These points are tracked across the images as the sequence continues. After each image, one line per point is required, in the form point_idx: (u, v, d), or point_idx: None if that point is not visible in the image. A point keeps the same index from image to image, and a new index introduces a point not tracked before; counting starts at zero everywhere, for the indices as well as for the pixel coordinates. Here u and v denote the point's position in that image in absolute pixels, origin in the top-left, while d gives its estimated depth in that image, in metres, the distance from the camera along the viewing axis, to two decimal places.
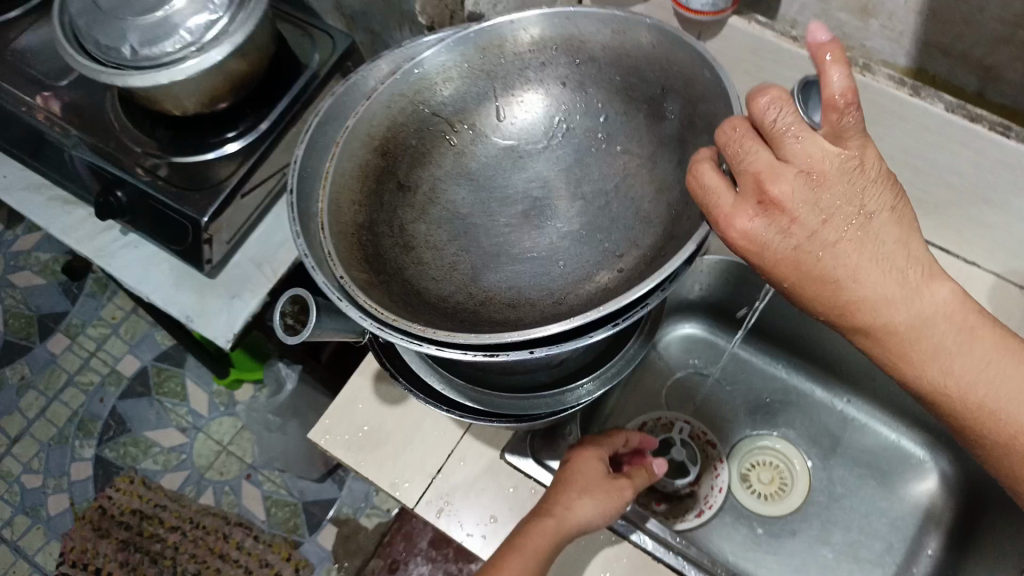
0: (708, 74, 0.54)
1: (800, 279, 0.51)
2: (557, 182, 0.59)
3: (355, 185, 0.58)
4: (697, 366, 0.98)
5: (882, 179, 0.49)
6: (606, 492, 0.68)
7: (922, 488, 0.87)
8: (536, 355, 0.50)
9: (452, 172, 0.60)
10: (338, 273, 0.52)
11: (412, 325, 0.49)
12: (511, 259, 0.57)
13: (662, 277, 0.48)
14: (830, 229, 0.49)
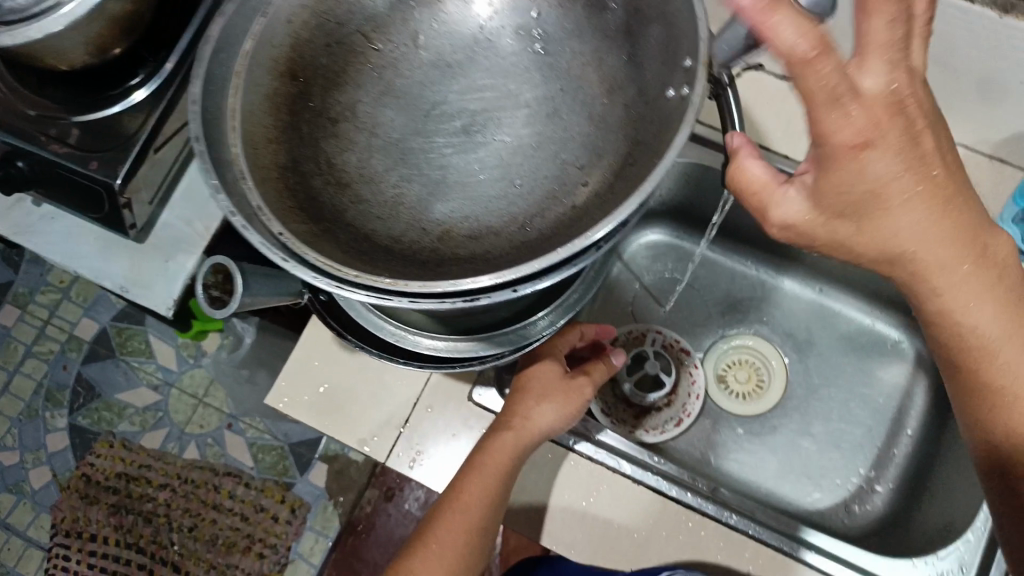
0: None
1: (889, 205, 0.47)
2: (496, 91, 0.53)
3: (268, 119, 0.50)
4: (665, 273, 0.97)
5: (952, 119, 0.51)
6: (566, 393, 0.63)
7: (898, 370, 0.90)
8: (519, 295, 0.46)
9: (374, 94, 0.53)
10: (277, 229, 0.45)
11: (381, 280, 0.43)
12: (459, 185, 0.51)
13: (641, 198, 0.43)
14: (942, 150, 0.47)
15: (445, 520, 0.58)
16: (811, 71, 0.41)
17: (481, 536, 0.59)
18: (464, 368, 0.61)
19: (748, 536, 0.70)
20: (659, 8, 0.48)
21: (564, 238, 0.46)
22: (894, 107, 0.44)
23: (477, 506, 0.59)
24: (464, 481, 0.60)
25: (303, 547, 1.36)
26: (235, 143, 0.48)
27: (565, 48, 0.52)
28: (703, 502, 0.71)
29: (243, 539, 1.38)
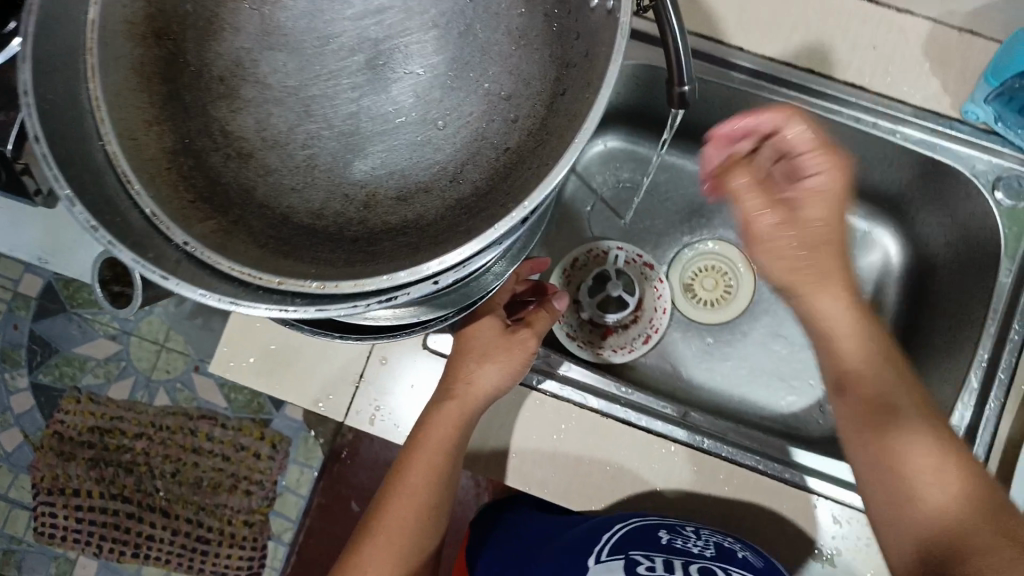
0: None
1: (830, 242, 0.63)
2: (397, 13, 0.45)
3: (142, 95, 0.42)
4: (624, 181, 0.92)
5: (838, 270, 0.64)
6: (505, 350, 0.63)
7: (869, 261, 0.88)
8: (442, 287, 0.39)
9: (258, 35, 0.45)
10: (180, 238, 0.39)
11: (307, 285, 0.37)
12: (377, 136, 0.44)
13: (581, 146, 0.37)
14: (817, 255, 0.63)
15: (394, 496, 0.63)
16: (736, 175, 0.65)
17: (432, 505, 0.63)
18: (406, 336, 0.58)
19: (722, 458, 0.71)
20: None
21: (503, 194, 0.39)
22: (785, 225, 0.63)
23: (424, 481, 0.63)
24: (410, 457, 0.63)
25: (290, 480, 1.23)
26: (105, 138, 0.40)
27: None
28: (675, 430, 0.71)
29: (228, 480, 1.25)
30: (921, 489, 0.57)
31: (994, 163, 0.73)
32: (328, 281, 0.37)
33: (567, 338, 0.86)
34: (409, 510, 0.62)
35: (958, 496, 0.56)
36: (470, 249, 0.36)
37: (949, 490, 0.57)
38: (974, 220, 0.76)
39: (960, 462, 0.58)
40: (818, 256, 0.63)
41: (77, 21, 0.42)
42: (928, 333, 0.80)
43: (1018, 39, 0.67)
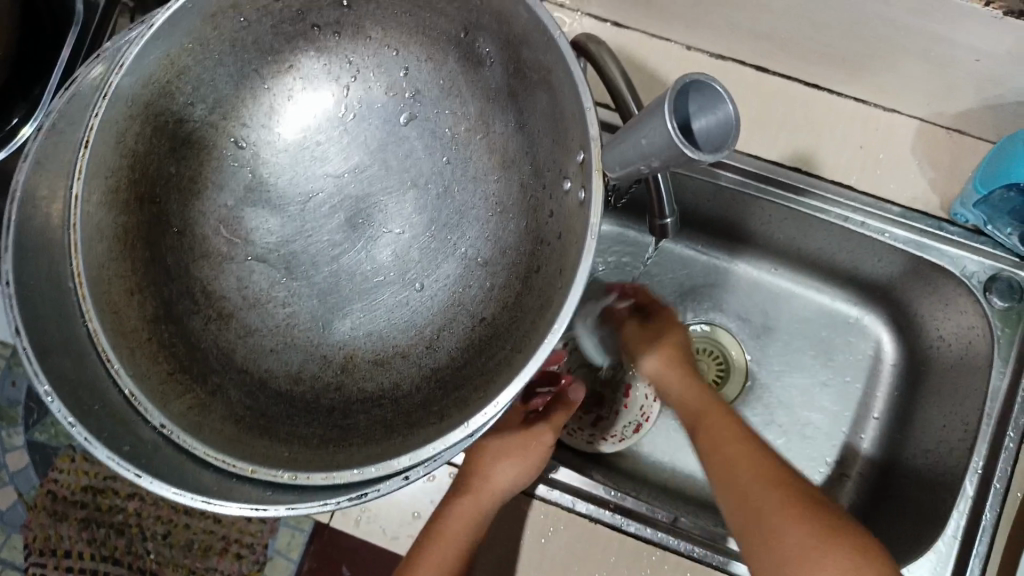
0: (524, 12, 0.38)
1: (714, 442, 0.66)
2: (375, 172, 0.45)
3: (125, 263, 0.42)
4: (621, 264, 0.90)
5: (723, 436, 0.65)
6: (521, 450, 0.65)
7: (864, 348, 0.86)
8: (413, 479, 0.39)
9: (238, 192, 0.45)
10: (157, 420, 0.39)
11: (278, 475, 0.37)
12: (357, 296, 0.44)
13: (552, 346, 0.36)
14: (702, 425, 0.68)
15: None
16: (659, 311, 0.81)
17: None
18: None
19: (711, 566, 0.68)
20: (541, 74, 0.39)
21: (477, 373, 0.39)
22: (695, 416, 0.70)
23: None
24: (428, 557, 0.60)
25: (281, 543, 0.83)
26: (87, 314, 0.40)
27: (442, 110, 0.44)
28: (666, 537, 0.68)
29: (219, 542, 0.84)
30: (768, 538, 0.56)
31: (986, 264, 0.73)
32: (299, 472, 0.37)
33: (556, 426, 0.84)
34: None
35: (804, 534, 0.54)
36: (439, 447, 0.36)
37: (795, 529, 0.55)
38: (966, 319, 0.75)
39: (807, 511, 0.56)
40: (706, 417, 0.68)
41: (60, 191, 0.42)
42: (922, 429, 0.79)
43: (1000, 147, 0.67)
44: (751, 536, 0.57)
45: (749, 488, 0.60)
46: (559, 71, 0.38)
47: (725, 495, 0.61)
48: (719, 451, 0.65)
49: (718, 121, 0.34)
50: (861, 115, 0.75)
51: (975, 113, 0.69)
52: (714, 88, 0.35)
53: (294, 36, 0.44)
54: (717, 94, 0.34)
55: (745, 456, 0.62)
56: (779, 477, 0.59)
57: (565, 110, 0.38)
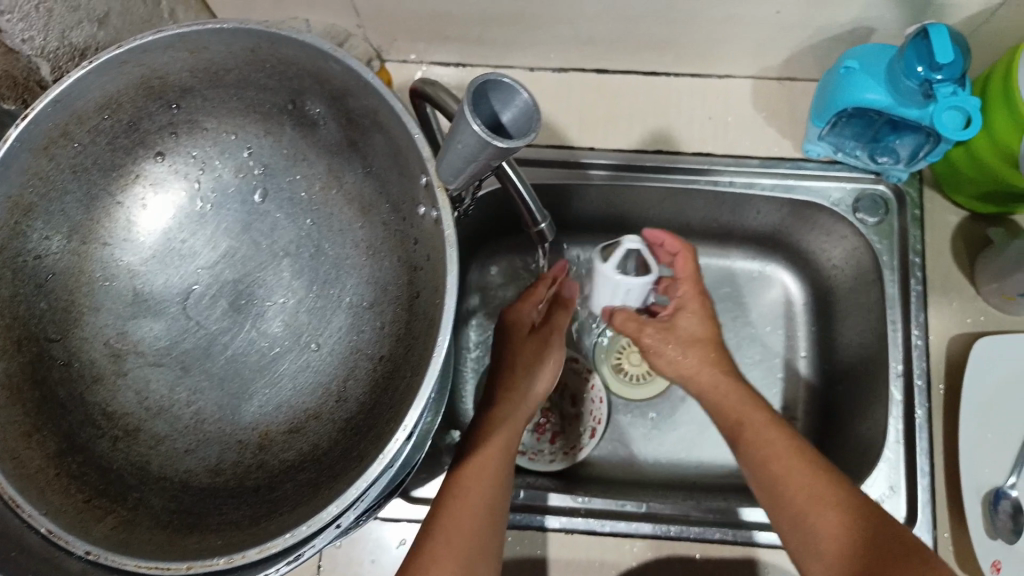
0: (336, 66, 0.40)
1: (765, 445, 0.61)
2: (246, 253, 0.46)
3: (13, 408, 0.41)
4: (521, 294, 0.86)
5: (780, 434, 0.61)
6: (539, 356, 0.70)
7: (772, 296, 0.90)
8: (346, 527, 0.40)
9: (118, 309, 0.45)
10: (81, 548, 0.38)
11: (215, 562, 0.37)
12: (258, 374, 0.45)
13: (440, 363, 0.38)
14: (745, 421, 0.64)
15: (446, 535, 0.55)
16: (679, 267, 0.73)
17: (489, 539, 0.56)
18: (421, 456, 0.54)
19: (693, 541, 0.68)
20: (370, 118, 0.42)
21: (387, 408, 0.40)
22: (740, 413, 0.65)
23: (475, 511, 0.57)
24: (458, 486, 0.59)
25: None
26: None
27: (292, 175, 0.46)
28: (640, 525, 0.69)
29: None
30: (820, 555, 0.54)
31: (848, 188, 0.79)
32: (233, 554, 0.37)
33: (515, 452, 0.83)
34: (461, 542, 0.55)
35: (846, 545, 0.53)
36: (363, 484, 0.37)
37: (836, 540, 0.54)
38: (849, 242, 0.80)
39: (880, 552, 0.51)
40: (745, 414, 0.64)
41: None
42: (845, 354, 0.83)
43: (824, 84, 0.72)
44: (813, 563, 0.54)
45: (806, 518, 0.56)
46: (382, 110, 0.40)
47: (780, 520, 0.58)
48: (763, 458, 0.61)
49: (519, 110, 0.34)
50: (699, 88, 0.79)
51: (797, 58, 0.75)
52: (502, 80, 0.34)
53: (131, 146, 0.45)
54: (511, 87, 0.34)
55: (793, 479, 0.58)
56: (835, 504, 0.56)
57: (398, 142, 0.41)
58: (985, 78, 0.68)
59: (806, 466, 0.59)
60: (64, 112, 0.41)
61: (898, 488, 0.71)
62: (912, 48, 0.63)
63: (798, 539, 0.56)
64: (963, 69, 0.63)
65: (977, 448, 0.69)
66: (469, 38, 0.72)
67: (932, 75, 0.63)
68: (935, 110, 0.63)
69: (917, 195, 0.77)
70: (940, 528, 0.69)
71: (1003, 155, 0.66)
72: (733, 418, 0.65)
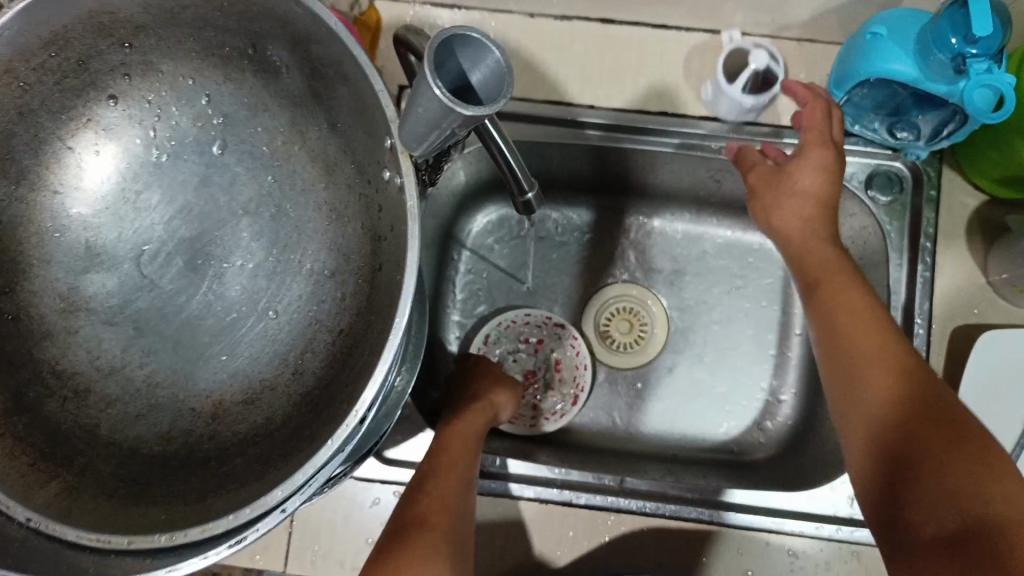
0: (298, 10, 0.37)
1: (829, 292, 0.55)
2: (205, 209, 0.43)
3: None
4: (503, 247, 0.85)
5: (845, 289, 0.55)
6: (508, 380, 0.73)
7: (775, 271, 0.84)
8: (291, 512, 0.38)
9: (71, 261, 0.42)
10: (22, 515, 0.36)
11: (156, 539, 0.35)
12: (215, 340, 0.42)
13: (395, 346, 0.35)
14: (824, 274, 0.57)
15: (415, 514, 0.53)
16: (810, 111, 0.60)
17: (468, 509, 0.55)
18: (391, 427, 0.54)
19: (665, 517, 0.65)
20: (335, 70, 0.38)
21: (343, 387, 0.38)
22: (812, 285, 0.58)
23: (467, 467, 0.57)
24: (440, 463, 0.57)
25: None
26: None
27: (253, 128, 0.43)
28: (618, 500, 0.65)
29: None
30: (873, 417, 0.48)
31: (862, 162, 0.74)
32: (175, 532, 0.35)
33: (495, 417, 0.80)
34: (455, 497, 0.55)
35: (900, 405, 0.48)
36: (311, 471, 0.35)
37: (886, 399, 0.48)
38: (858, 219, 0.76)
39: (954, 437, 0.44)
40: (829, 280, 0.56)
41: None
42: None
43: (846, 51, 0.67)
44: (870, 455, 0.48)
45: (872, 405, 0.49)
46: (348, 61, 0.37)
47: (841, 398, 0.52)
48: (829, 312, 0.55)
49: (490, 70, 0.31)
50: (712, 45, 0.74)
51: (819, 19, 0.69)
52: (474, 33, 0.30)
53: (82, 88, 0.41)
54: (481, 43, 0.30)
55: (855, 326, 0.52)
56: (895, 354, 0.50)
57: (365, 99, 0.38)
58: (1020, 53, 0.63)
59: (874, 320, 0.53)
60: (8, 48, 0.38)
61: None
62: (947, 16, 0.57)
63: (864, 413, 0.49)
64: (1001, 44, 0.57)
65: None
66: None
67: (966, 48, 0.57)
68: (964, 88, 0.58)
69: (935, 174, 0.72)
70: None
71: None
72: (798, 265, 0.59)
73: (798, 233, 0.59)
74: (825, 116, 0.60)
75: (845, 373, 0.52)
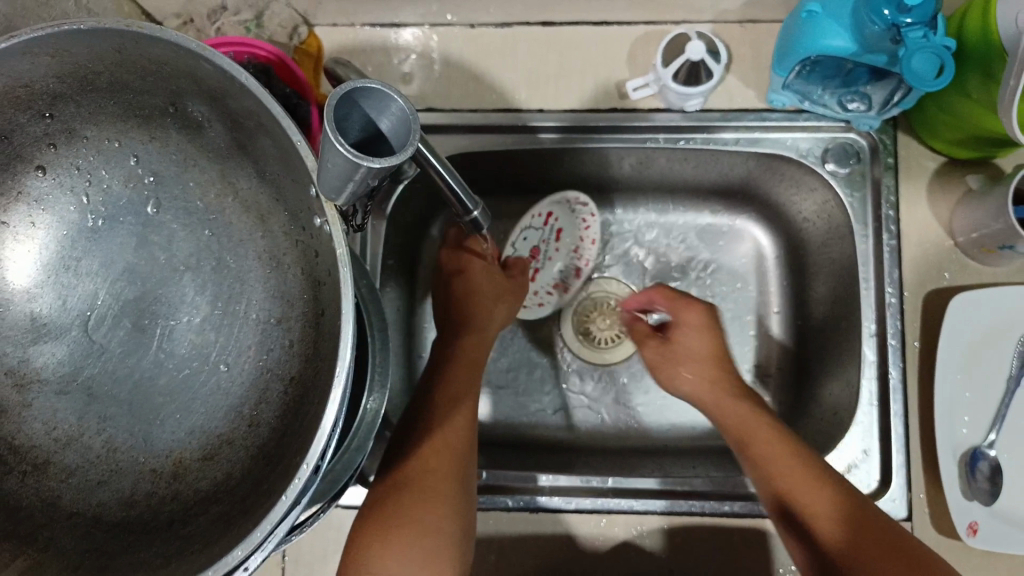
0: (207, 66, 0.36)
1: (747, 436, 0.61)
2: (147, 269, 0.43)
3: None
4: None
5: (771, 434, 0.60)
6: (505, 290, 0.69)
7: (742, 250, 0.84)
8: (254, 568, 0.38)
9: (17, 335, 0.42)
10: None
11: None
12: (170, 398, 0.42)
13: (340, 390, 0.36)
14: (724, 410, 0.63)
15: (412, 503, 0.55)
16: (658, 362, 0.69)
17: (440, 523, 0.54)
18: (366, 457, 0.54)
19: (658, 514, 0.64)
20: (255, 120, 0.38)
21: (297, 433, 0.39)
22: (722, 418, 0.64)
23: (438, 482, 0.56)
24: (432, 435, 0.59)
25: None
26: None
27: (185, 183, 0.43)
28: (609, 500, 0.65)
29: None
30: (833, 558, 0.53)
31: (817, 137, 0.73)
32: None
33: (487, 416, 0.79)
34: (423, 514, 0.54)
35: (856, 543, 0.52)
36: (269, 525, 0.35)
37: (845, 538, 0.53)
38: (819, 194, 0.75)
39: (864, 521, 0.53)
40: (720, 401, 0.64)
41: None
42: (817, 310, 0.78)
43: (787, 28, 0.66)
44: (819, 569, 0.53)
45: (809, 513, 0.55)
46: (264, 112, 0.37)
47: (772, 500, 0.57)
48: (760, 449, 0.59)
49: (397, 117, 0.32)
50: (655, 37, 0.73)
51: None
52: (376, 84, 0.31)
53: (8, 162, 0.40)
54: (383, 93, 0.31)
55: (781, 463, 0.57)
56: (829, 491, 0.55)
57: (286, 148, 0.38)
58: (962, 13, 0.62)
59: (795, 455, 0.58)
60: None
61: (871, 451, 0.68)
62: None
63: (807, 520, 0.55)
64: (933, 9, 0.57)
65: (952, 406, 0.65)
66: None
67: (901, 18, 0.57)
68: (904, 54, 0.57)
69: (891, 142, 0.72)
70: (915, 489, 0.66)
71: (981, 101, 0.61)
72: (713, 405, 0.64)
73: (710, 402, 0.65)
74: (692, 302, 0.67)
75: (786, 506, 0.56)
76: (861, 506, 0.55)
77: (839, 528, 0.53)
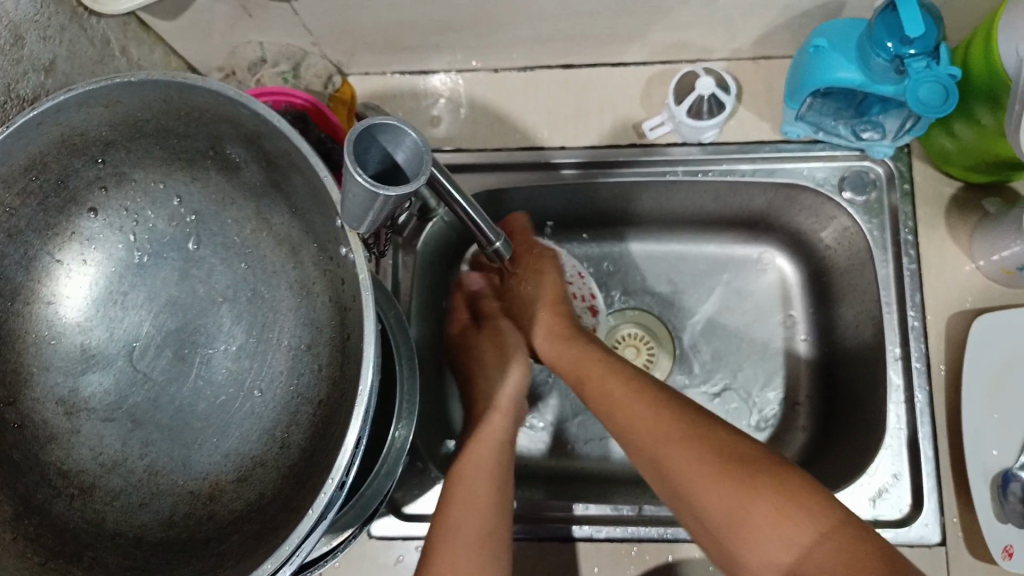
0: (244, 111, 0.40)
1: (609, 400, 0.59)
2: (189, 304, 0.46)
3: None
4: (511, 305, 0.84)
5: (631, 397, 0.58)
6: (499, 352, 0.71)
7: (766, 279, 0.84)
8: None
9: (68, 365, 0.45)
10: None
11: None
12: (208, 423, 0.45)
13: (363, 406, 0.37)
14: (587, 379, 0.63)
15: None
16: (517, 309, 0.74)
17: None
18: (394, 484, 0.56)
19: (688, 542, 0.64)
20: (287, 159, 0.41)
21: (324, 453, 0.41)
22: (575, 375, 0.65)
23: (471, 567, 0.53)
24: (451, 518, 0.56)
25: None
26: None
27: (224, 220, 0.46)
28: (637, 529, 0.64)
29: None
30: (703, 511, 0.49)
31: (833, 166, 0.74)
32: None
33: (522, 448, 0.77)
34: None
35: (715, 485, 0.49)
36: (298, 537, 0.37)
37: (704, 482, 0.49)
38: (839, 222, 0.75)
39: (711, 453, 0.51)
40: (581, 368, 0.64)
41: None
42: (843, 337, 0.78)
43: (797, 63, 0.68)
44: (689, 516, 0.51)
45: (666, 463, 0.52)
46: (294, 150, 0.40)
47: (648, 472, 0.55)
48: (622, 416, 0.58)
49: (411, 150, 0.34)
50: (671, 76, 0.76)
51: (768, 37, 0.71)
52: (391, 119, 0.34)
53: (63, 205, 0.44)
54: (398, 128, 0.34)
55: (642, 425, 0.56)
56: (685, 435, 0.53)
57: (316, 184, 0.40)
58: (967, 43, 0.63)
59: (652, 409, 0.56)
60: None
61: (901, 475, 0.66)
62: (880, 21, 0.59)
63: (673, 476, 0.52)
64: (936, 41, 0.59)
65: (981, 428, 0.64)
66: (423, 45, 0.71)
67: (904, 49, 0.59)
68: (909, 85, 0.59)
69: (907, 168, 0.72)
70: (948, 513, 0.64)
71: (990, 126, 0.62)
72: (574, 373, 0.64)
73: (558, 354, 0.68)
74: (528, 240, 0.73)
75: (655, 464, 0.54)
76: (724, 442, 0.51)
77: (689, 471, 0.50)
